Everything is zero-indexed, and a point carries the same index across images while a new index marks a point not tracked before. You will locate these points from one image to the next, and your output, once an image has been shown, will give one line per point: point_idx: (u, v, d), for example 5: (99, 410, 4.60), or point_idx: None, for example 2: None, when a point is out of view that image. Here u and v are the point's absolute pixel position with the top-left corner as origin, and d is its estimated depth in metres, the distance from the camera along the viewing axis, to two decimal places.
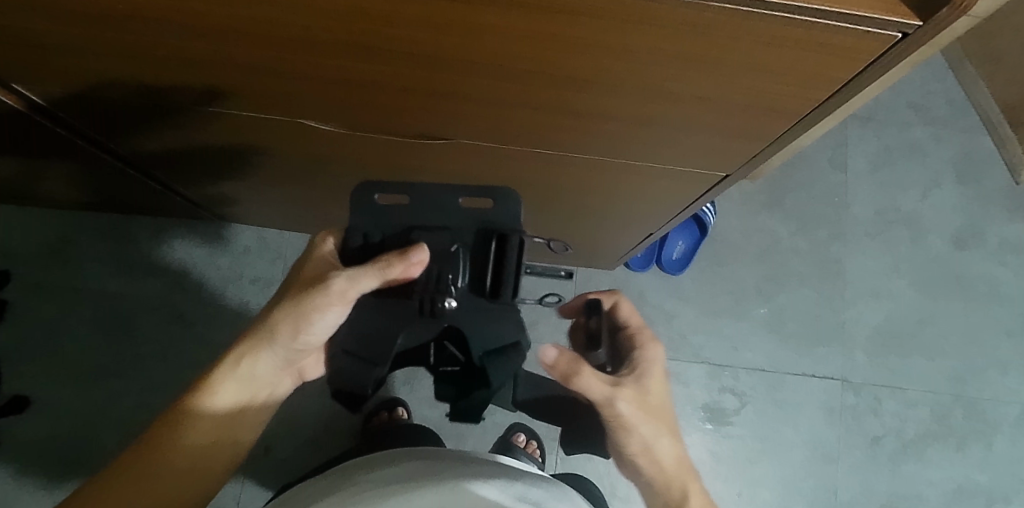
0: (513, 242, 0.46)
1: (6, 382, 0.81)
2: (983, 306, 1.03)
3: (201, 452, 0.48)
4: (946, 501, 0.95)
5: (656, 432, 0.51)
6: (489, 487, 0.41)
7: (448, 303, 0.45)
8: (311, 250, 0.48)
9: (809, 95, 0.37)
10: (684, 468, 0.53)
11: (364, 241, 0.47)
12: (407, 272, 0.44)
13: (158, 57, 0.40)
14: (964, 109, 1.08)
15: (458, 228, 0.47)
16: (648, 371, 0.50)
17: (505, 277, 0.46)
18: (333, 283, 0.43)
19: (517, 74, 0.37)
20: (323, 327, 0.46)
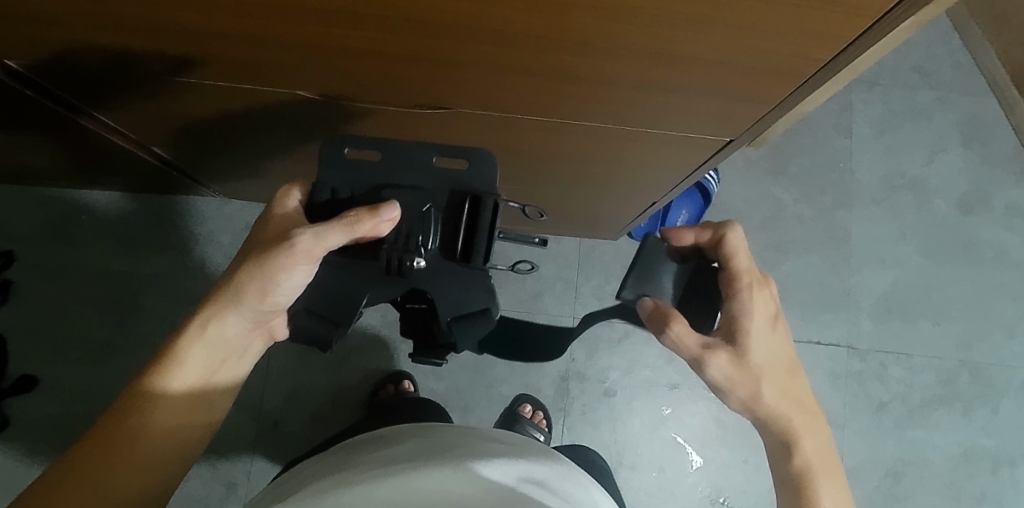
0: (488, 204, 0.44)
1: (18, 362, 0.84)
2: (990, 271, 1.01)
3: (176, 422, 0.46)
4: (952, 464, 0.96)
5: (762, 381, 0.47)
6: (491, 466, 0.37)
7: (418, 263, 0.44)
8: (275, 201, 0.45)
9: (812, 58, 0.34)
10: (809, 411, 0.49)
11: (332, 197, 0.45)
12: (377, 230, 0.41)
13: (127, 28, 0.38)
14: (970, 72, 1.04)
15: (432, 189, 0.45)
16: (743, 324, 0.46)
17: (478, 239, 0.45)
18: (298, 239, 0.40)
19: (505, 38, 0.35)
20: (290, 287, 0.44)
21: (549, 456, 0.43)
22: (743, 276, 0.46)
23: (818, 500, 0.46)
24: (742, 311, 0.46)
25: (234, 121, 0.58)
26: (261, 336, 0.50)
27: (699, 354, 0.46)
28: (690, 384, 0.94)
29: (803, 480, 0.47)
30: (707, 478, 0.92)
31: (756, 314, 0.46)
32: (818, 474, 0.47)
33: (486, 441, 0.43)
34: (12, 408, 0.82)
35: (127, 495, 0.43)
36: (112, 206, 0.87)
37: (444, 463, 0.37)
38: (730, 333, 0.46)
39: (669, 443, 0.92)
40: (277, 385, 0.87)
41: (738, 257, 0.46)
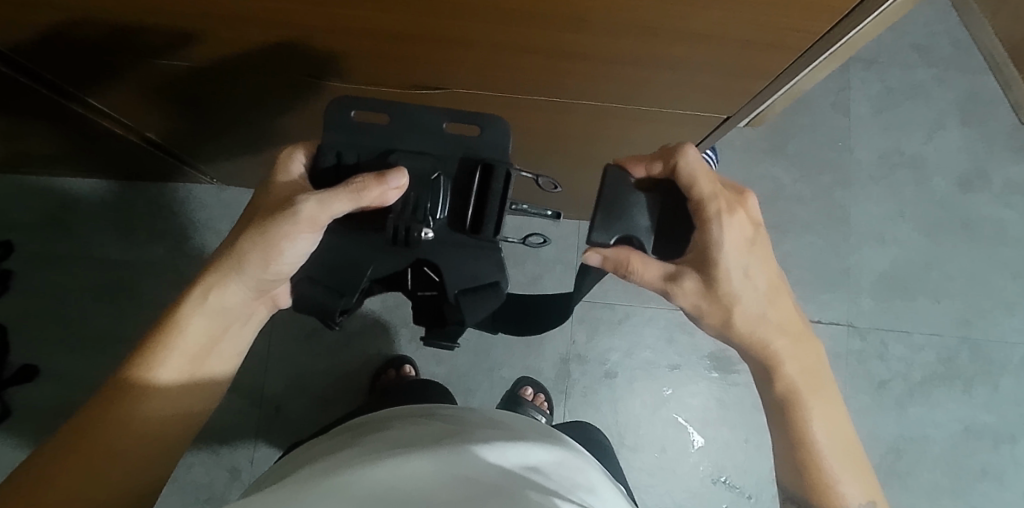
0: (499, 174, 0.43)
1: (20, 352, 0.84)
2: (989, 248, 1.01)
3: (180, 391, 0.44)
4: (953, 441, 0.96)
5: (738, 304, 0.45)
6: (489, 451, 0.35)
7: (425, 233, 0.44)
8: (279, 164, 0.44)
9: (810, 30, 0.34)
10: (790, 330, 0.46)
11: (337, 162, 0.44)
12: (384, 197, 0.41)
13: (116, 6, 0.38)
14: (969, 49, 1.03)
15: (441, 155, 0.44)
16: (715, 253, 0.43)
17: (487, 211, 0.44)
18: (304, 207, 0.40)
19: (501, 15, 0.34)
20: (293, 256, 0.43)
21: (551, 448, 0.40)
22: (707, 203, 0.43)
23: (807, 419, 0.45)
24: (712, 241, 0.43)
25: (228, 105, 0.58)
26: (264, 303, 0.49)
27: (662, 288, 0.45)
28: (691, 365, 0.94)
29: (790, 401, 0.46)
30: (709, 458, 0.92)
31: (725, 241, 0.43)
32: (803, 391, 0.46)
33: (488, 430, 0.41)
34: (15, 397, 0.83)
35: (127, 469, 0.41)
36: (110, 195, 0.87)
37: (439, 448, 0.35)
38: (699, 262, 0.44)
39: (670, 424, 0.93)
40: (279, 372, 0.88)
41: (698, 183, 0.42)
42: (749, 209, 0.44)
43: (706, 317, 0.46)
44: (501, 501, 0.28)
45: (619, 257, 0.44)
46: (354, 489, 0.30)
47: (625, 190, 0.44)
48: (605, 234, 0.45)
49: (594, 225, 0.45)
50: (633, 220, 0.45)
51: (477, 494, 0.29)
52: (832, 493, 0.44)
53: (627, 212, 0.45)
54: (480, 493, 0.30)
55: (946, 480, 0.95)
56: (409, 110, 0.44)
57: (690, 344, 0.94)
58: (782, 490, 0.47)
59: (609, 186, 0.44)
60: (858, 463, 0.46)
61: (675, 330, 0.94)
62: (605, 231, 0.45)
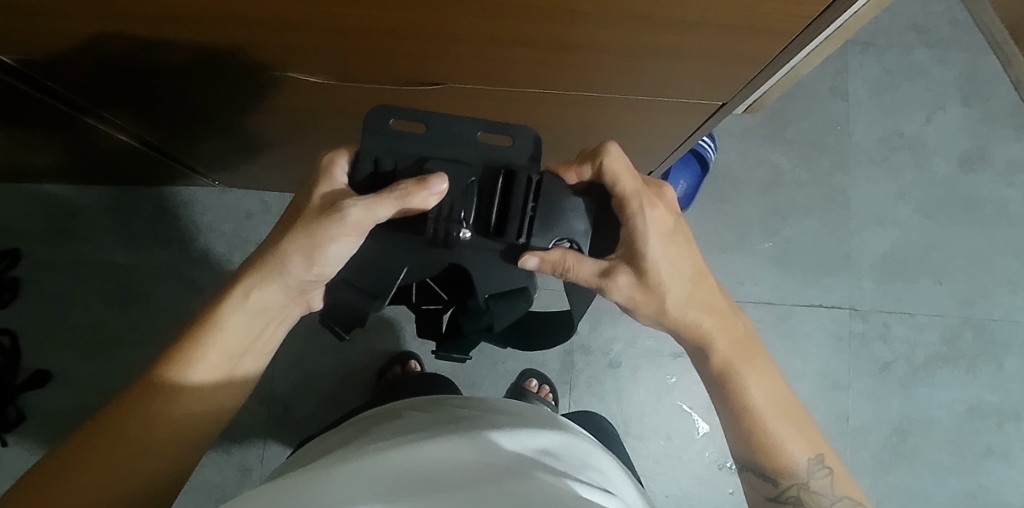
0: (522, 179, 0.43)
1: (32, 358, 0.85)
2: (992, 227, 1.00)
3: (213, 388, 0.45)
4: (958, 421, 0.97)
5: (665, 295, 0.45)
6: (502, 436, 0.36)
7: (463, 235, 0.44)
8: (322, 170, 0.42)
9: (800, 14, 0.34)
10: (715, 308, 0.47)
11: (374, 168, 0.43)
12: (424, 204, 0.40)
13: (113, 14, 0.38)
14: (966, 29, 1.03)
15: (473, 163, 0.43)
16: (641, 246, 0.42)
17: (511, 215, 0.44)
18: (348, 210, 0.39)
19: (494, 9, 0.34)
20: (336, 256, 0.42)
21: (561, 430, 0.41)
22: (631, 199, 0.42)
23: (745, 387, 0.46)
24: (636, 234, 0.42)
25: (230, 110, 0.58)
26: (302, 303, 0.48)
27: (597, 285, 0.44)
28: None
29: (726, 374, 0.47)
30: (714, 444, 0.93)
31: (650, 232, 0.42)
32: (735, 363, 0.47)
33: (502, 416, 0.42)
34: (30, 403, 0.84)
35: (161, 460, 0.42)
36: (116, 200, 0.88)
37: (455, 432, 0.36)
38: (629, 256, 0.44)
39: (675, 412, 0.93)
40: (287, 371, 0.89)
41: (621, 181, 0.42)
42: (668, 200, 0.45)
43: (641, 307, 0.46)
44: (515, 480, 0.29)
45: (557, 260, 0.43)
46: (373, 468, 0.31)
47: (561, 196, 0.44)
48: (545, 239, 0.44)
49: (530, 228, 0.44)
50: (569, 223, 0.45)
51: (492, 474, 0.30)
52: (779, 452, 0.46)
53: (564, 216, 0.44)
54: (494, 473, 0.30)
55: (951, 460, 0.96)
56: (446, 118, 0.44)
57: None
58: (737, 458, 0.49)
59: (544, 190, 0.44)
60: (799, 417, 0.47)
61: None
62: (543, 235, 0.44)
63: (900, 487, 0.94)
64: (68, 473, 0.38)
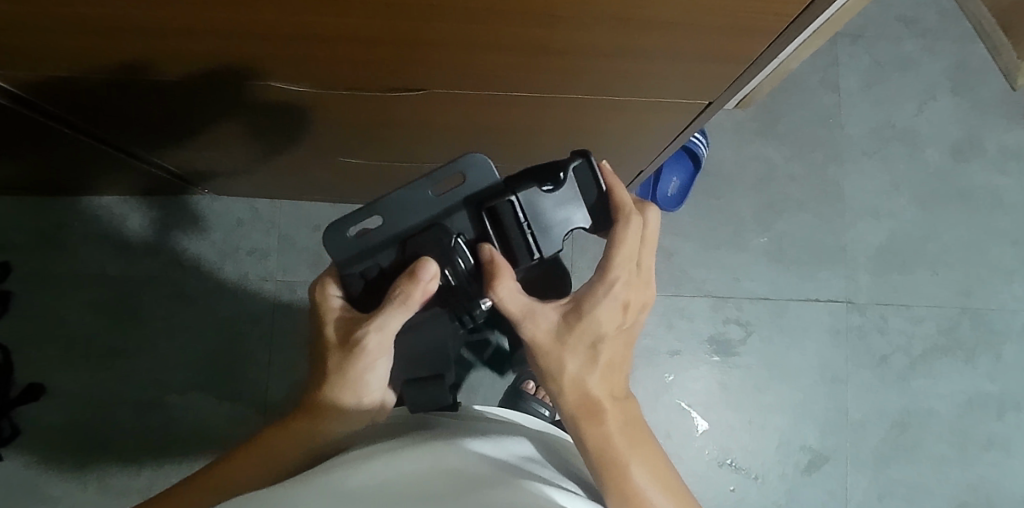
0: (506, 212, 0.38)
1: (23, 373, 0.84)
2: (986, 217, 1.00)
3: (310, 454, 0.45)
4: (957, 413, 0.96)
5: (563, 363, 0.39)
6: (480, 443, 0.36)
7: (482, 305, 0.41)
8: (321, 307, 0.42)
9: (781, 12, 0.34)
10: (610, 393, 0.41)
11: (364, 278, 0.41)
12: (428, 291, 0.39)
13: (87, 29, 0.37)
14: (955, 18, 1.02)
15: (445, 217, 0.39)
16: (590, 302, 0.38)
17: (515, 246, 0.40)
18: (367, 337, 0.40)
19: (473, 14, 0.34)
20: (378, 379, 0.43)
21: (533, 438, 0.41)
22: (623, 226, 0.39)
23: (631, 475, 0.40)
24: (596, 284, 0.39)
25: (220, 122, 0.58)
26: (376, 404, 0.46)
27: (522, 315, 0.39)
28: (691, 350, 0.95)
29: (609, 458, 0.40)
30: (714, 441, 0.93)
31: (613, 287, 0.39)
32: (623, 451, 0.40)
33: (482, 425, 0.42)
34: (23, 418, 0.83)
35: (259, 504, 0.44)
36: (104, 210, 0.87)
37: (433, 442, 0.36)
38: (573, 304, 0.39)
39: (673, 409, 0.93)
40: (281, 379, 0.87)
41: (624, 204, 0.39)
42: (617, 261, 0.38)
43: (543, 358, 0.40)
44: (493, 489, 0.29)
45: (493, 265, 0.39)
46: (350, 481, 0.31)
47: (540, 208, 0.39)
48: (553, 246, 0.41)
49: (537, 242, 0.40)
50: (559, 227, 0.40)
51: (471, 482, 0.30)
52: None
53: (558, 216, 0.40)
54: (473, 482, 0.30)
55: (952, 452, 0.95)
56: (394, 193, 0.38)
57: (689, 329, 0.95)
58: None
59: (528, 205, 0.39)
60: (676, 495, 0.42)
61: (675, 316, 0.95)
62: (549, 243, 0.41)
63: (901, 479, 0.94)
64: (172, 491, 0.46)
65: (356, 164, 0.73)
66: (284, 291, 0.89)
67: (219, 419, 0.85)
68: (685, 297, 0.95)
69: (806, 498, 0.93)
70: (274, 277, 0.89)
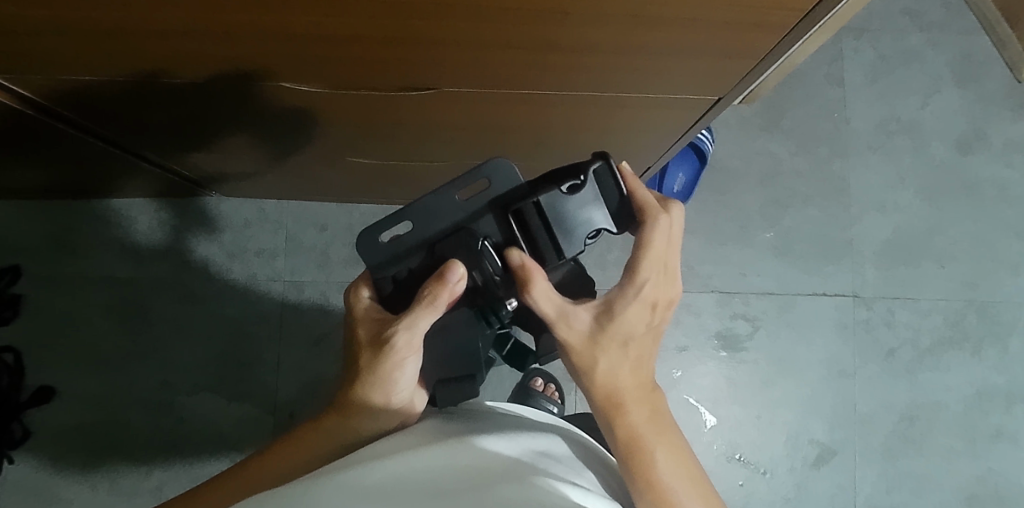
0: (530, 213, 0.38)
1: (34, 375, 0.85)
2: (992, 210, 1.00)
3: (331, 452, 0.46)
4: (964, 405, 0.96)
5: (594, 357, 0.40)
6: (492, 439, 0.35)
7: (509, 306, 0.42)
8: (354, 309, 0.44)
9: (794, 6, 0.34)
10: (641, 383, 0.42)
11: (394, 281, 0.42)
12: (455, 293, 0.39)
13: (101, 31, 0.37)
14: (960, 10, 1.02)
15: (472, 221, 0.39)
16: (620, 301, 0.40)
17: (542, 246, 0.40)
18: (396, 338, 0.41)
19: (487, 12, 0.34)
20: (406, 380, 0.45)
21: (549, 433, 0.41)
22: (651, 225, 0.39)
23: (654, 462, 0.41)
24: (627, 284, 0.40)
25: (231, 124, 0.58)
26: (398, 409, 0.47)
27: (555, 315, 0.40)
28: (699, 346, 0.95)
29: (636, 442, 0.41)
30: (722, 436, 0.93)
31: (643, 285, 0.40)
32: (646, 440, 0.41)
33: (496, 421, 0.41)
34: (35, 420, 0.84)
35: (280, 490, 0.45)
36: (113, 213, 0.88)
37: (446, 439, 0.35)
38: (603, 305, 0.40)
39: (681, 405, 0.94)
40: (290, 379, 0.87)
41: (649, 205, 0.40)
42: (646, 260, 0.40)
43: (572, 353, 0.41)
44: (509, 488, 0.29)
45: (523, 270, 0.38)
46: (364, 482, 0.30)
47: (566, 210, 0.39)
48: (577, 248, 0.40)
49: (561, 243, 0.40)
50: (585, 229, 0.40)
51: (488, 486, 0.30)
52: None
53: (584, 217, 0.39)
54: (490, 485, 0.30)
55: (960, 444, 0.96)
56: (421, 197, 0.38)
57: (696, 325, 0.95)
58: None
59: (553, 208, 0.38)
60: (700, 485, 0.43)
61: (682, 312, 0.95)
62: (574, 245, 0.40)
63: (909, 471, 0.94)
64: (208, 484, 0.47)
65: (364, 164, 0.73)
66: (292, 291, 0.89)
67: (230, 420, 0.86)
68: (692, 294, 0.95)
69: (816, 492, 0.93)
70: (283, 277, 0.89)
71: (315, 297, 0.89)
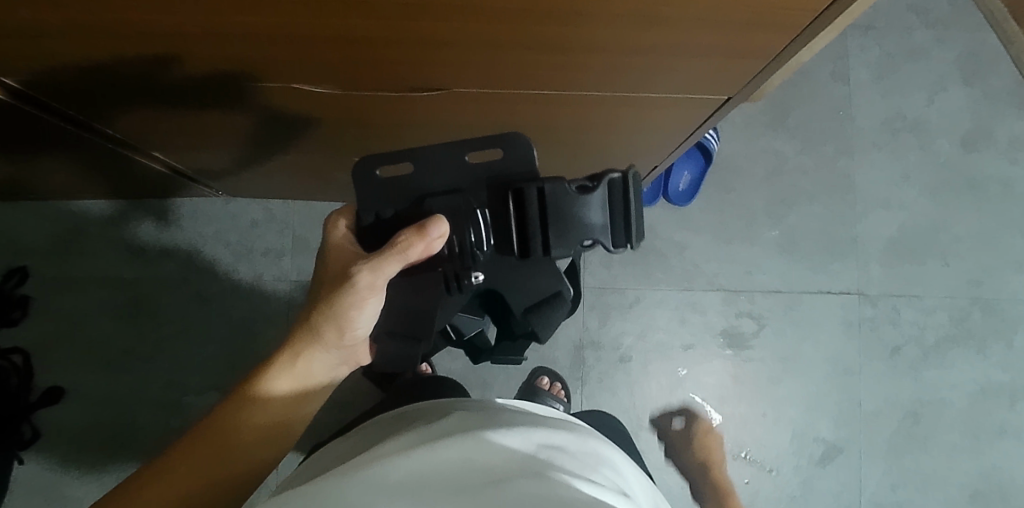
0: (528, 198, 0.42)
1: (41, 376, 0.85)
2: (998, 207, 1.00)
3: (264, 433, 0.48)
4: (969, 402, 0.97)
5: None
6: (508, 436, 0.35)
7: (475, 278, 0.46)
8: (329, 240, 0.47)
9: (806, 8, 0.34)
10: None
11: (378, 218, 0.46)
12: (427, 248, 0.43)
13: (112, 33, 0.37)
14: (967, 8, 1.02)
15: (469, 189, 0.44)
16: None
17: (530, 234, 0.43)
18: (358, 276, 0.43)
19: (497, 13, 0.34)
20: (364, 319, 0.48)
21: (566, 430, 0.40)
22: None
23: None
24: None
25: (237, 124, 0.58)
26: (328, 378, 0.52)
27: None
28: (704, 343, 0.95)
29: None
30: (728, 434, 0.94)
31: None
32: None
33: (511, 417, 0.42)
34: (43, 421, 0.84)
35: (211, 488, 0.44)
36: (119, 214, 0.88)
37: (462, 436, 0.36)
38: None
39: (687, 403, 0.94)
40: None
41: None
42: None
43: None
44: (527, 483, 0.29)
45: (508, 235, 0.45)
46: (382, 481, 0.31)
47: (564, 206, 0.42)
48: (563, 245, 0.43)
49: (547, 238, 0.43)
50: (576, 232, 0.42)
51: (505, 479, 0.30)
52: None
53: (579, 215, 0.42)
54: (508, 477, 0.30)
55: (965, 441, 0.96)
56: (432, 149, 0.44)
57: (702, 323, 0.95)
58: None
59: (552, 200, 0.41)
60: None
61: (688, 310, 0.95)
62: (558, 243, 0.43)
63: (915, 470, 0.95)
64: (155, 479, 0.43)
65: None
66: (299, 291, 0.89)
67: None
68: (696, 292, 0.95)
69: (822, 489, 0.93)
70: (289, 277, 0.89)
71: None
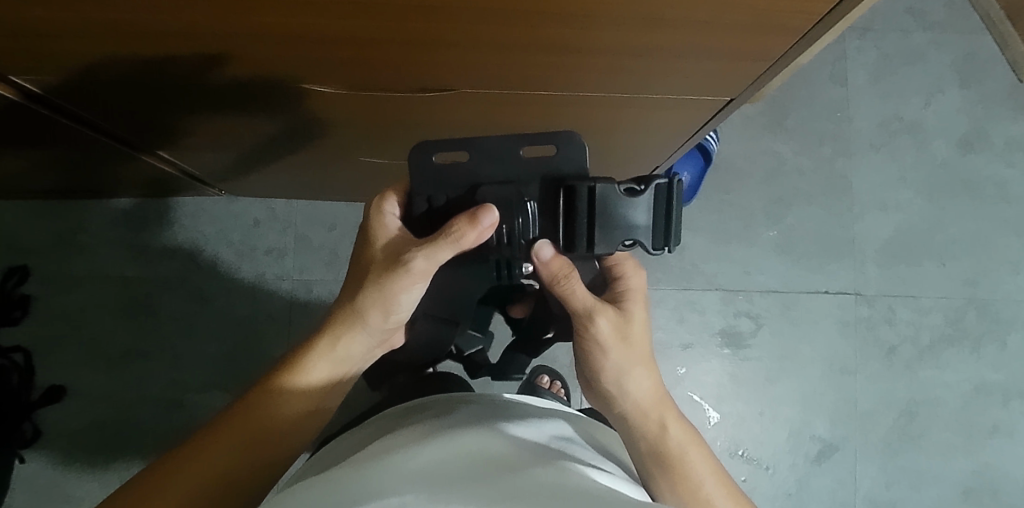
0: (578, 197, 0.43)
1: (42, 374, 0.85)
2: (992, 208, 1.01)
3: (292, 422, 0.48)
4: (963, 401, 0.98)
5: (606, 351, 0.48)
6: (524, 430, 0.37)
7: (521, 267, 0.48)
8: (375, 222, 0.46)
9: (809, 11, 0.34)
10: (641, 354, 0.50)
11: (429, 204, 0.45)
12: (480, 237, 0.43)
13: (122, 32, 0.38)
14: (963, 11, 1.03)
15: (523, 180, 0.44)
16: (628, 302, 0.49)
17: (576, 232, 0.44)
18: (412, 262, 0.44)
19: (503, 15, 0.34)
20: (408, 303, 0.48)
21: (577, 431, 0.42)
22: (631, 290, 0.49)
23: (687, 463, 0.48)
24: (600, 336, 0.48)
25: (243, 124, 0.59)
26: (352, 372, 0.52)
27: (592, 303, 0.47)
28: (703, 343, 0.96)
29: (676, 461, 0.48)
30: (725, 432, 0.95)
31: (638, 293, 0.50)
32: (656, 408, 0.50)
33: (525, 413, 0.43)
34: (45, 419, 0.84)
35: (242, 475, 0.45)
36: (122, 213, 0.88)
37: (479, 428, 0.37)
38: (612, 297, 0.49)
39: (685, 401, 0.95)
40: None
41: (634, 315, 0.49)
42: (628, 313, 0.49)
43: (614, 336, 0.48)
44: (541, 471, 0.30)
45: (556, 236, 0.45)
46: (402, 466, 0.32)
47: (612, 206, 0.43)
48: (606, 244, 0.44)
49: (593, 237, 0.44)
50: (619, 233, 0.44)
51: (520, 467, 0.31)
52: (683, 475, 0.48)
53: (624, 215, 0.43)
54: (524, 465, 0.31)
55: (958, 440, 0.97)
56: (487, 139, 0.43)
57: (701, 322, 0.96)
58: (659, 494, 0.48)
59: (602, 200, 0.43)
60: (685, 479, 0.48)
61: (686, 309, 0.96)
62: (602, 243, 0.44)
63: (909, 468, 0.96)
64: (187, 464, 0.43)
65: (376, 163, 0.74)
66: (301, 290, 0.89)
67: None
68: (695, 291, 0.96)
69: (817, 488, 0.94)
70: (292, 276, 0.89)
71: (324, 295, 0.89)
